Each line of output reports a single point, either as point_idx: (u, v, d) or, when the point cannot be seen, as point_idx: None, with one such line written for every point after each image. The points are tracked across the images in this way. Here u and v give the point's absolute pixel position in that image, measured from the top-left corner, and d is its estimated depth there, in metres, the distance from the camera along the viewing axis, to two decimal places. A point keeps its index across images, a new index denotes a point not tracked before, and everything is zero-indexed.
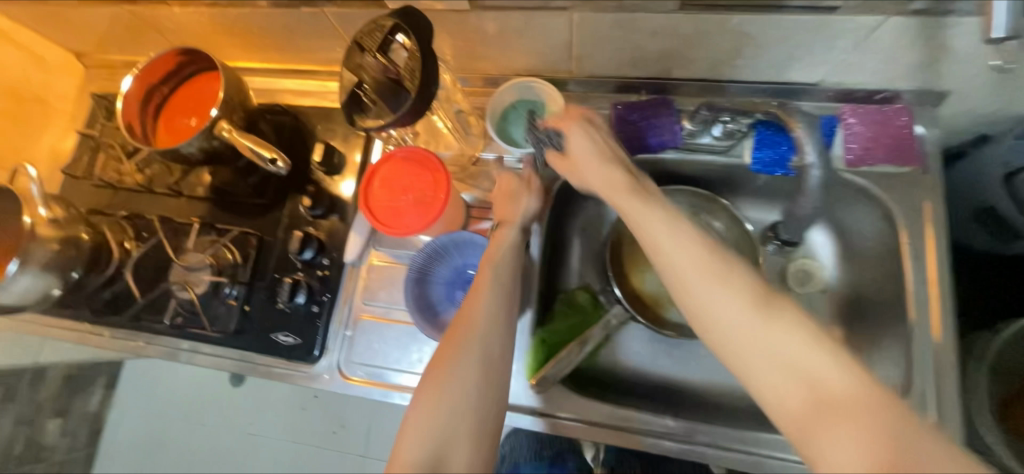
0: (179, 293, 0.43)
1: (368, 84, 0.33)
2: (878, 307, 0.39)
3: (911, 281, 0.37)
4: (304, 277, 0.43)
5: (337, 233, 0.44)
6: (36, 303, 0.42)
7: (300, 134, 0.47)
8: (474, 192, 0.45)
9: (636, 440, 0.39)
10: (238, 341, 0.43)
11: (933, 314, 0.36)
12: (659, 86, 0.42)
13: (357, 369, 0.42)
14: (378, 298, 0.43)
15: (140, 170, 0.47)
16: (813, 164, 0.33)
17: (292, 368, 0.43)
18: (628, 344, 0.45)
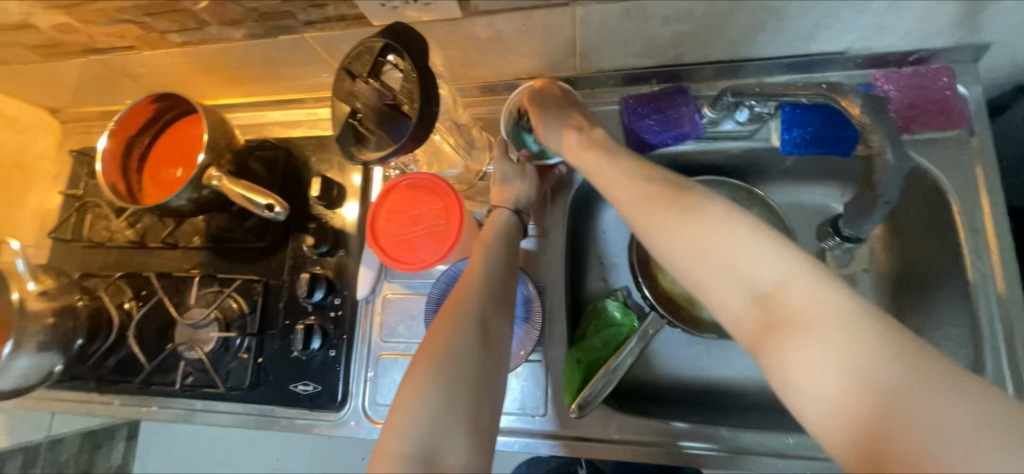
0: (188, 352, 0.41)
1: (362, 112, 0.31)
2: (934, 283, 0.36)
3: (967, 253, 0.34)
4: (317, 320, 0.41)
5: (346, 269, 0.42)
6: (38, 382, 0.40)
7: (294, 169, 0.45)
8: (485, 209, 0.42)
9: (690, 457, 0.36)
10: (255, 396, 0.41)
11: (997, 286, 0.33)
12: (670, 74, 0.39)
13: (383, 410, 0.39)
14: (397, 333, 0.40)
15: (132, 225, 0.45)
16: (884, 150, 0.29)
17: (314, 418, 0.40)
18: (665, 349, 0.43)
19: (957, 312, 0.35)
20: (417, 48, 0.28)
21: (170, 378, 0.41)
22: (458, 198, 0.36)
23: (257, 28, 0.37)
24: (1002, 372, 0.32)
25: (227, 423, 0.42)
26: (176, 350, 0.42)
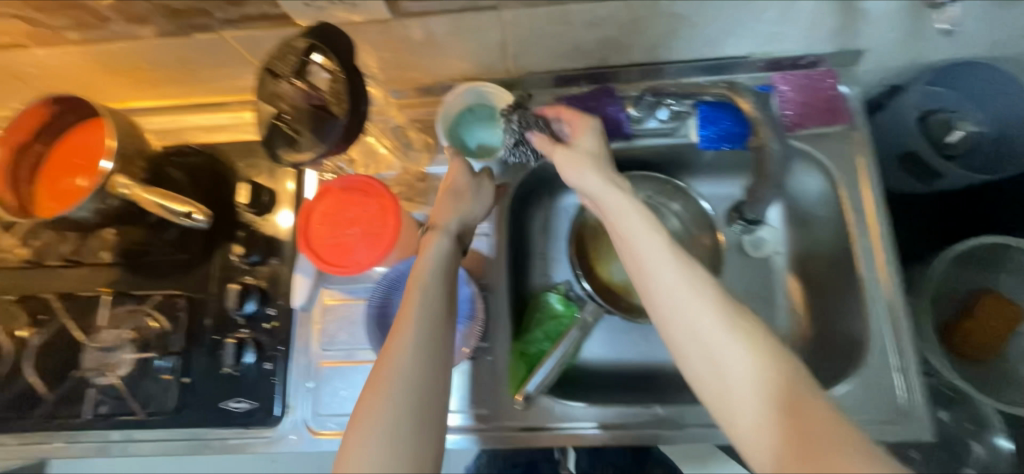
0: (99, 378, 0.38)
1: (289, 113, 0.30)
2: (832, 263, 0.41)
3: (856, 234, 0.39)
4: (249, 333, 0.39)
5: (280, 278, 0.40)
6: None
7: (219, 174, 0.42)
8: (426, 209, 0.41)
9: (631, 436, 0.38)
10: (181, 420, 0.38)
11: (881, 263, 0.38)
12: (598, 75, 0.41)
13: (327, 421, 0.38)
14: (338, 342, 0.39)
15: (27, 242, 0.40)
16: (771, 140, 0.34)
17: (250, 436, 0.38)
18: (604, 338, 0.45)
19: (853, 288, 0.39)
20: (343, 50, 0.28)
21: (77, 409, 0.38)
22: (395, 197, 0.34)
23: (168, 25, 0.35)
24: (885, 335, 0.37)
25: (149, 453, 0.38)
26: (84, 378, 0.38)
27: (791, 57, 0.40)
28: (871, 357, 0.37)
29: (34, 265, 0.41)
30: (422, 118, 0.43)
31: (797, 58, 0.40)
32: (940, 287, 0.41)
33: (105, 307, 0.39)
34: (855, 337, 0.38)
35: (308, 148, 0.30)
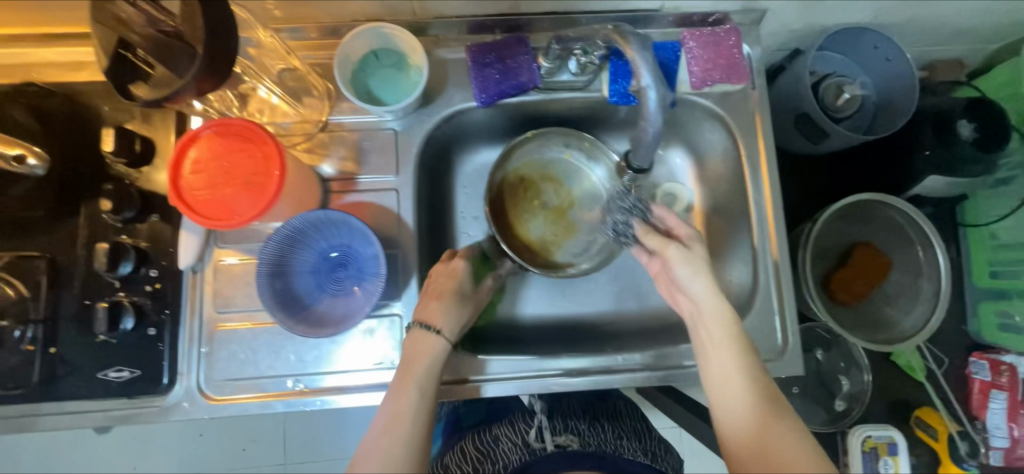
0: None
1: (139, 46, 0.27)
2: (730, 217, 0.44)
3: (752, 189, 0.42)
4: (127, 297, 0.38)
5: (162, 238, 0.39)
6: None
7: (80, 121, 0.39)
8: (331, 163, 0.40)
9: (539, 386, 0.40)
10: (67, 391, 0.37)
11: (771, 223, 0.41)
12: (512, 23, 0.40)
13: (224, 386, 0.38)
14: (235, 303, 0.39)
15: None
16: (649, 86, 0.31)
17: (133, 406, 0.38)
18: (525, 294, 0.46)
19: (744, 254, 0.43)
20: None
21: None
22: (276, 143, 0.33)
23: None
24: (769, 286, 0.41)
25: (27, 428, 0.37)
26: None
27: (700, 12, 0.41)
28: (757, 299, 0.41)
29: None
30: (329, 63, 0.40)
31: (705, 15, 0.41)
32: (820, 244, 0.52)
33: None
34: (742, 287, 0.42)
35: (162, 82, 0.27)
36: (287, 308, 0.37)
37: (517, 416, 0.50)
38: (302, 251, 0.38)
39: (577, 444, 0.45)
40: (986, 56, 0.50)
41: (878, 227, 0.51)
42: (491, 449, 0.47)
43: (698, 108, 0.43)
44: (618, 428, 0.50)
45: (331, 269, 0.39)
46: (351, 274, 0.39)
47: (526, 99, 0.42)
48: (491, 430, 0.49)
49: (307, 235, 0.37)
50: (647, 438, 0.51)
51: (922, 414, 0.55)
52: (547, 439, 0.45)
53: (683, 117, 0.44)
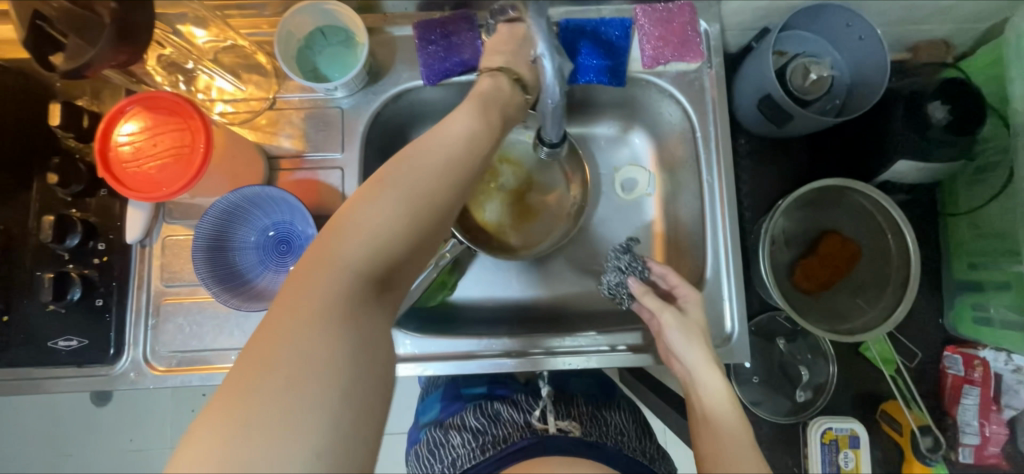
0: None
1: (51, 18, 0.40)
2: (687, 198, 0.71)
3: (702, 158, 0.68)
4: (77, 267, 0.60)
5: (106, 209, 0.62)
6: None
7: (42, 108, 0.62)
8: (277, 141, 0.66)
9: (537, 363, 0.64)
10: (31, 353, 0.60)
11: (721, 205, 0.67)
12: (466, 6, 0.65)
13: (166, 356, 0.62)
14: (179, 278, 0.63)
15: None
16: (543, 54, 0.50)
17: (85, 370, 0.61)
18: (505, 275, 0.75)
19: (697, 234, 0.68)
20: None
21: None
22: (201, 125, 0.54)
23: None
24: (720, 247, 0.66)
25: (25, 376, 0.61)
26: None
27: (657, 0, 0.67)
28: (704, 270, 0.67)
29: None
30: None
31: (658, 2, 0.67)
32: (784, 234, 0.77)
33: None
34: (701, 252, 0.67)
35: (77, 46, 0.41)
36: (241, 279, 0.62)
37: (523, 397, 0.75)
38: (240, 231, 0.63)
39: (575, 430, 0.66)
40: (979, 33, 0.71)
41: (860, 217, 0.75)
42: (495, 425, 0.69)
43: (660, 80, 0.69)
44: (613, 424, 0.72)
45: (267, 248, 0.64)
46: (289, 250, 0.64)
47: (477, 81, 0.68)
48: (498, 404, 0.74)
49: (248, 218, 0.63)
50: (633, 430, 0.74)
51: (887, 407, 0.76)
52: (552, 422, 0.67)
53: (637, 85, 0.70)
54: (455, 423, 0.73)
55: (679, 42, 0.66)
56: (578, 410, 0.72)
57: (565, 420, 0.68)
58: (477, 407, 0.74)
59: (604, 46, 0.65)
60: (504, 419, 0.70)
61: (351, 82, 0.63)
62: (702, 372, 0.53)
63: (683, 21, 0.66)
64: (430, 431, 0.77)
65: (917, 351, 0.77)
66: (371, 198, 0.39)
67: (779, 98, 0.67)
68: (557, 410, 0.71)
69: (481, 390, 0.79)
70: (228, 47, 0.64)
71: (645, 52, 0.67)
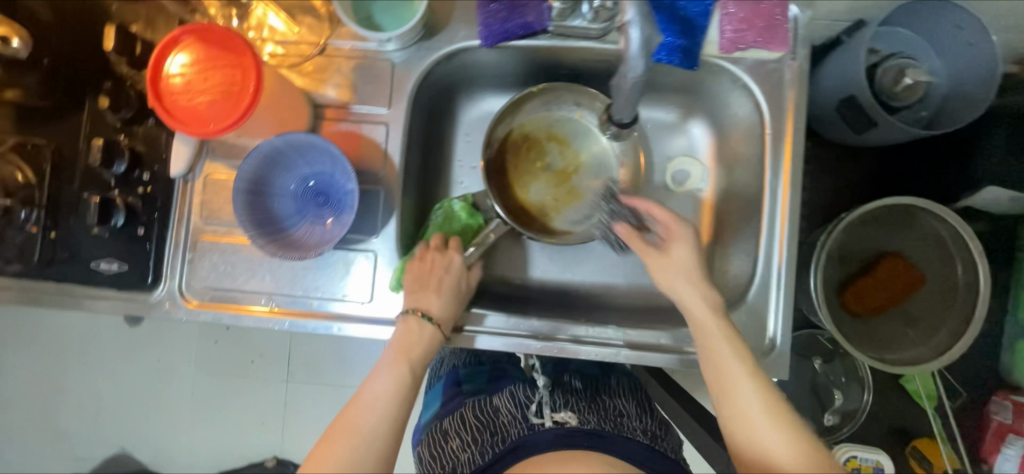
0: (181, 240, 0.79)
1: None
2: (746, 219, 0.83)
3: (770, 182, 0.77)
4: (262, 222, 0.72)
5: (283, 177, 0.75)
6: (116, 231, 0.76)
7: None
8: (386, 131, 0.79)
9: (605, 349, 0.79)
10: (226, 281, 0.79)
11: (782, 239, 0.76)
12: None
13: (309, 303, 0.79)
14: (326, 247, 0.72)
15: (149, 137, 0.78)
16: (632, 20, 0.49)
17: (260, 304, 0.79)
18: (598, 266, 0.92)
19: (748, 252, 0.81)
20: None
21: (174, 256, 0.78)
22: (251, 93, 0.60)
23: None
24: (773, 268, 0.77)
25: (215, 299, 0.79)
26: (177, 237, 0.78)
27: (772, 61, 0.76)
28: (748, 287, 0.78)
29: (154, 151, 0.78)
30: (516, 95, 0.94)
31: (772, 64, 0.76)
32: (840, 249, 0.95)
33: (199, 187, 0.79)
34: (746, 265, 0.80)
35: None
36: (282, 225, 0.74)
37: (527, 385, 0.87)
38: (284, 178, 0.75)
39: (572, 421, 0.75)
40: None
41: (932, 242, 0.91)
42: (493, 418, 0.81)
43: (749, 65, 0.77)
44: (617, 409, 0.84)
45: (305, 197, 0.76)
46: (326, 201, 0.76)
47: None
48: (495, 400, 0.85)
49: (290, 164, 0.74)
50: (637, 414, 0.84)
51: (919, 444, 0.96)
52: (549, 416, 0.76)
53: (713, 71, 0.79)
54: (455, 422, 0.84)
55: (775, 101, 0.77)
56: (576, 400, 0.82)
57: (562, 413, 0.77)
58: (475, 402, 0.86)
59: (679, 28, 0.74)
60: (503, 411, 0.81)
61: (404, 35, 0.76)
62: (677, 286, 0.71)
63: (779, 84, 0.76)
64: (431, 425, 0.89)
65: (962, 391, 0.97)
66: (368, 404, 0.63)
67: (865, 100, 0.80)
68: (557, 404, 0.81)
69: (482, 387, 0.91)
70: (291, 38, 0.80)
71: (728, 36, 0.75)
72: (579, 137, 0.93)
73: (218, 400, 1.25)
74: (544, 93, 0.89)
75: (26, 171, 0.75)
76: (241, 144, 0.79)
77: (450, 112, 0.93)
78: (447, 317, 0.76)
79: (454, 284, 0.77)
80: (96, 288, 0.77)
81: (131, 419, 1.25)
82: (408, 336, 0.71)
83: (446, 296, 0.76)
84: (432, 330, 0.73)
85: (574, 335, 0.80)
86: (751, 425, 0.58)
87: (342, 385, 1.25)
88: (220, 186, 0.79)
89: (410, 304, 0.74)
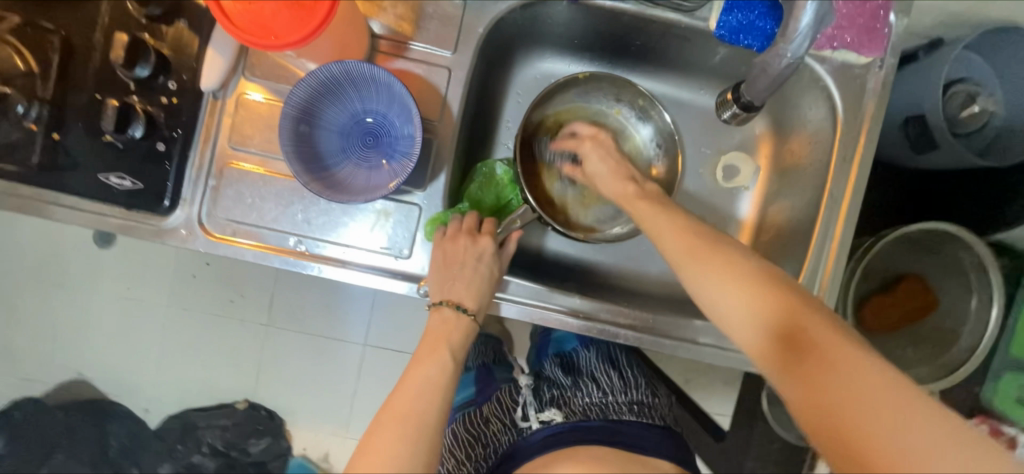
0: (201, 161, 0.71)
1: None
2: (795, 222, 0.81)
3: (832, 189, 0.75)
4: (304, 153, 0.66)
5: (333, 109, 0.68)
6: (130, 143, 0.67)
7: None
8: (448, 74, 0.73)
9: (641, 336, 0.77)
10: (246, 214, 0.72)
11: (834, 247, 0.75)
12: None
13: (337, 250, 0.73)
14: (379, 192, 0.67)
15: (177, 41, 0.68)
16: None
17: (281, 243, 0.72)
18: (635, 251, 0.89)
19: (794, 256, 0.79)
20: None
21: (193, 178, 0.71)
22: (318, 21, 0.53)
23: None
24: (818, 274, 0.75)
25: (232, 232, 0.71)
26: (196, 156, 0.70)
27: (858, 66, 0.75)
28: None
29: (181, 58, 0.69)
30: (578, 60, 0.88)
31: (857, 70, 0.75)
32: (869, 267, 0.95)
33: (230, 105, 0.71)
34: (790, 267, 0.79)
35: None
36: (325, 161, 0.68)
37: (512, 385, 0.88)
38: (333, 111, 0.68)
39: (557, 416, 0.76)
40: None
41: (954, 270, 0.92)
42: (484, 431, 0.82)
43: (835, 64, 0.75)
44: (600, 388, 0.83)
45: (352, 135, 0.70)
46: (375, 143, 0.70)
47: (669, 91, 0.89)
48: (483, 411, 0.85)
49: (343, 98, 0.68)
50: (619, 387, 0.84)
51: None
52: (533, 417, 0.77)
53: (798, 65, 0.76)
54: (448, 441, 0.85)
55: (854, 109, 0.75)
56: (559, 390, 0.83)
57: (547, 411, 0.78)
58: (464, 417, 0.86)
59: (778, 16, 0.72)
60: (493, 420, 0.83)
61: None
62: (601, 186, 0.74)
63: (860, 91, 0.75)
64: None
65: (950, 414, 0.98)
66: (408, 394, 0.59)
67: (934, 118, 0.79)
68: (541, 399, 0.81)
69: (471, 396, 0.90)
70: None
71: (826, 31, 0.73)
72: (620, 133, 0.89)
73: (198, 336, 1.18)
74: (588, 81, 0.84)
75: (27, 57, 0.64)
76: (284, 63, 0.71)
77: (506, 65, 0.85)
78: (482, 305, 0.71)
79: (486, 274, 0.71)
80: (103, 205, 0.69)
81: (94, 345, 1.15)
82: (443, 329, 0.67)
83: (478, 286, 0.70)
84: (466, 323, 0.68)
85: (611, 317, 0.77)
86: (702, 294, 0.55)
87: (335, 336, 1.20)
88: (253, 109, 0.71)
89: (440, 294, 0.69)
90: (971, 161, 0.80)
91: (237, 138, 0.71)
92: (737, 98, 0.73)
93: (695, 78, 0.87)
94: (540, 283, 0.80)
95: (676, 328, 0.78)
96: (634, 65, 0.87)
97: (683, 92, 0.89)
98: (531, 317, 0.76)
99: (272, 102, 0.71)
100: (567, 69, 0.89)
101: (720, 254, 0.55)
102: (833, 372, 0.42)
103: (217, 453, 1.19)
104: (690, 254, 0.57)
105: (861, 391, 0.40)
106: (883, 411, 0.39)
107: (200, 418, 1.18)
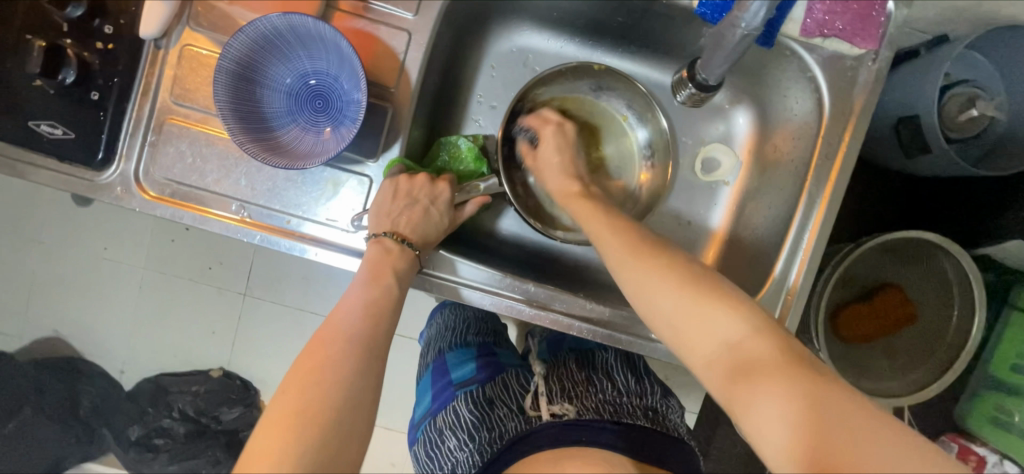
0: (140, 112, 0.67)
1: None
2: (772, 220, 0.76)
3: (812, 186, 0.71)
4: (239, 109, 0.62)
5: (276, 64, 0.65)
6: (61, 90, 0.63)
7: None
8: (407, 36, 0.68)
9: (604, 332, 0.73)
10: (184, 173, 0.68)
11: (807, 248, 0.71)
12: None
13: (281, 219, 0.69)
14: (317, 159, 0.63)
15: None
16: None
17: (219, 208, 0.68)
18: None
19: (767, 254, 0.75)
20: None
21: (131, 130, 0.67)
22: None
23: None
24: (786, 274, 0.72)
25: (167, 191, 0.68)
26: (134, 107, 0.67)
27: (850, 58, 0.70)
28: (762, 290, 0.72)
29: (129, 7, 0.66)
30: (557, 35, 0.83)
31: (848, 61, 0.70)
32: (848, 274, 0.91)
33: (174, 56, 0.67)
34: (765, 266, 0.74)
35: None
36: (267, 121, 0.65)
37: (521, 372, 0.83)
38: (279, 70, 0.65)
39: (570, 413, 0.68)
40: None
41: (939, 286, 0.87)
42: (487, 414, 0.73)
43: (824, 55, 0.70)
44: (614, 387, 0.77)
45: (299, 97, 0.67)
46: (323, 107, 0.67)
47: (651, 75, 0.84)
48: (487, 390, 0.78)
49: (289, 55, 0.65)
50: (635, 389, 0.77)
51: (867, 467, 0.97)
52: (545, 408, 0.70)
53: (786, 52, 0.71)
54: (448, 420, 0.76)
55: (841, 103, 0.70)
56: (571, 382, 0.76)
57: (559, 404, 0.70)
58: (467, 394, 0.78)
59: None
60: (498, 403, 0.75)
61: None
62: (547, 178, 0.76)
63: (850, 85, 0.70)
64: (427, 423, 0.82)
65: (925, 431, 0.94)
66: (347, 320, 0.56)
67: (927, 119, 0.74)
68: (554, 390, 0.74)
69: (472, 373, 0.83)
70: None
71: (815, 16, 0.68)
72: (608, 126, 0.86)
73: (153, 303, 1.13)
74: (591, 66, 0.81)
75: None
76: (234, 16, 0.67)
77: (478, 35, 0.80)
78: (426, 244, 0.70)
79: (436, 218, 0.70)
80: (34, 155, 0.65)
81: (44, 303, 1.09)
82: (384, 259, 0.64)
83: (424, 226, 0.69)
84: (410, 256, 0.66)
85: (567, 307, 0.73)
86: (640, 291, 0.55)
87: (298, 310, 1.16)
88: (197, 62, 0.67)
89: (383, 227, 0.66)
90: (964, 169, 0.75)
91: (177, 91, 0.67)
92: (692, 76, 0.69)
93: (677, 62, 0.82)
94: (499, 268, 0.76)
95: (632, 324, 0.74)
96: (615, 45, 0.82)
97: (666, 77, 0.84)
98: (484, 301, 0.72)
99: (218, 56, 0.67)
100: (545, 43, 0.83)
101: (678, 267, 0.54)
102: (807, 398, 0.41)
103: (188, 418, 1.14)
104: (629, 256, 0.57)
105: (821, 401, 0.41)
106: (844, 433, 0.39)
107: (171, 383, 1.13)
